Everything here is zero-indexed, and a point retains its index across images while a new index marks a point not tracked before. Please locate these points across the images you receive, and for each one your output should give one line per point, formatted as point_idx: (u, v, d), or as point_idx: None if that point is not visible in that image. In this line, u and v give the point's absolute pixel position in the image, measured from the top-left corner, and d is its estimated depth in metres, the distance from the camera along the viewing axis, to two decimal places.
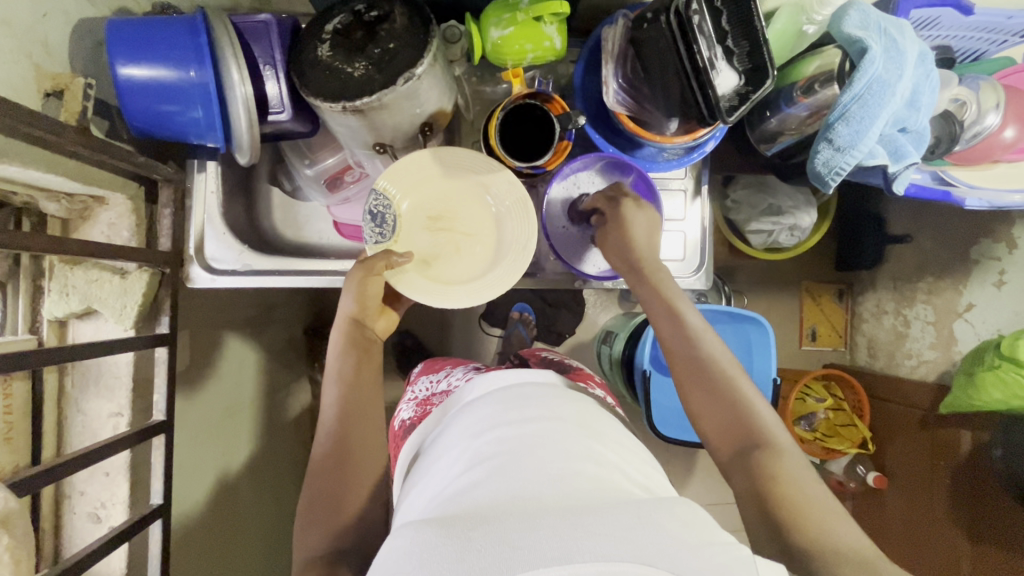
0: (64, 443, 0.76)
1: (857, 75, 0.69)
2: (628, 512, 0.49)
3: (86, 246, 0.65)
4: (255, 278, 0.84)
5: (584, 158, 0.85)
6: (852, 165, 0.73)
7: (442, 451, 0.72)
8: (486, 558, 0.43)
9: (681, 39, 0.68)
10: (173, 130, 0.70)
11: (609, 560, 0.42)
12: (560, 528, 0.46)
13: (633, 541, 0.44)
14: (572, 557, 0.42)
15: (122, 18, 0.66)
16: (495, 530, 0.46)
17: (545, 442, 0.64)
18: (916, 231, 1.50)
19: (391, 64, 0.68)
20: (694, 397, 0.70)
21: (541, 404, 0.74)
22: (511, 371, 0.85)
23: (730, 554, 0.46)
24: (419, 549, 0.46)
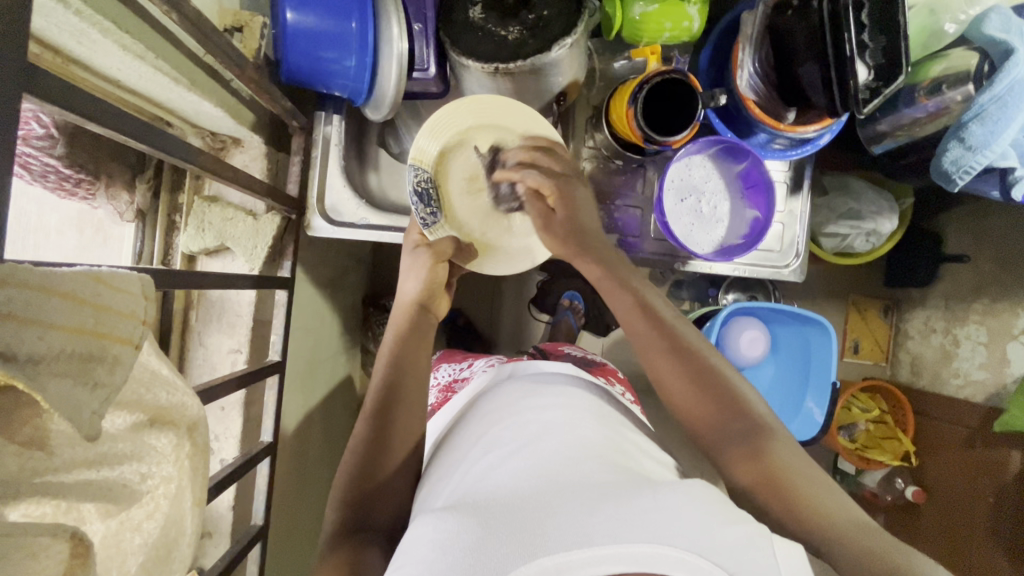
0: (184, 375, 0.79)
1: (998, 76, 0.70)
2: (645, 495, 0.50)
3: (249, 182, 0.67)
4: (372, 233, 0.86)
5: (703, 141, 0.86)
6: (983, 165, 0.75)
7: (463, 434, 0.73)
8: (507, 545, 0.44)
9: (831, 26, 0.70)
10: (325, 78, 0.72)
11: (627, 542, 0.43)
12: (578, 513, 0.47)
13: (656, 523, 0.45)
14: (590, 540, 0.44)
15: None
16: (514, 516, 0.47)
17: (565, 424, 0.64)
18: (975, 251, 1.50)
19: (545, 30, 0.70)
20: (670, 388, 0.70)
21: (560, 392, 0.73)
22: (530, 360, 0.85)
23: (747, 536, 0.47)
24: (442, 535, 0.47)
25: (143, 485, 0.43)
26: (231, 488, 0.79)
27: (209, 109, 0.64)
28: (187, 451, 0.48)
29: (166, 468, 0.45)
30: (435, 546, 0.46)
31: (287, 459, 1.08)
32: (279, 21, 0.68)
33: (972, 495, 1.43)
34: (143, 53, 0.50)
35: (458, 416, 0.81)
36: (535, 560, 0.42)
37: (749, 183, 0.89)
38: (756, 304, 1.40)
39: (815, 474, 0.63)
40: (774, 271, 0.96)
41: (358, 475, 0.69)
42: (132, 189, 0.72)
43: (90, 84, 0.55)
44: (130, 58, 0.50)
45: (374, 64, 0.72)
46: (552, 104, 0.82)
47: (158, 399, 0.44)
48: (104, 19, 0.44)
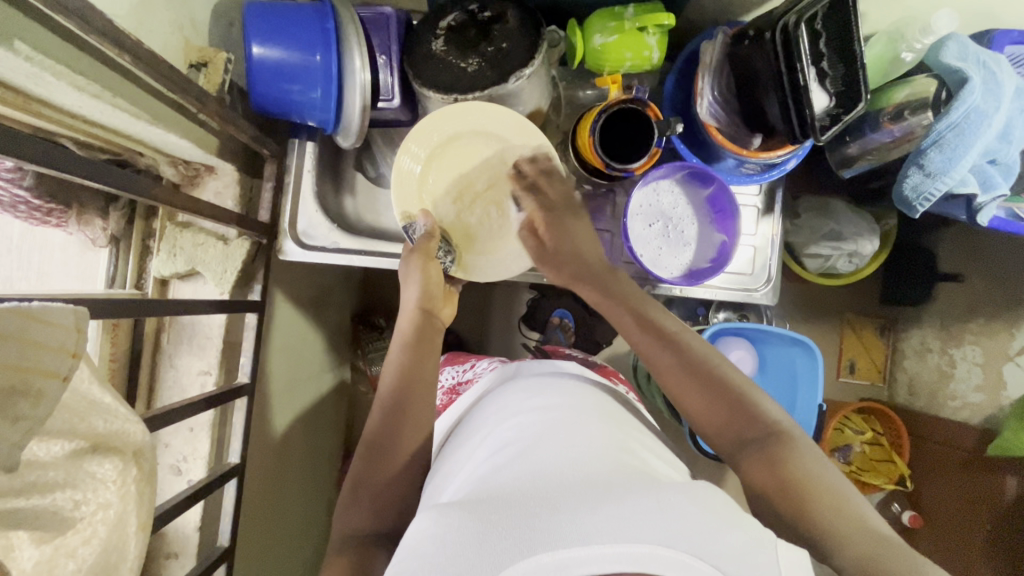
0: (154, 397, 0.80)
1: (955, 104, 0.71)
2: (648, 495, 0.49)
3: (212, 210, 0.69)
4: (343, 256, 0.87)
5: (667, 167, 0.87)
6: (942, 191, 0.75)
7: (469, 434, 0.73)
8: (509, 541, 0.44)
9: (784, 57, 0.71)
10: (292, 109, 0.75)
11: (627, 540, 0.43)
12: (581, 511, 0.46)
13: (655, 522, 0.45)
14: (591, 536, 0.43)
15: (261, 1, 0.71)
16: (517, 512, 0.47)
17: (570, 426, 0.64)
18: (970, 270, 1.49)
19: (503, 63, 0.72)
20: (692, 401, 0.68)
21: (565, 395, 0.73)
22: (535, 363, 0.84)
23: (746, 537, 0.46)
24: (446, 531, 0.47)
25: (77, 512, 0.44)
26: (197, 509, 0.80)
27: (174, 141, 0.66)
28: (134, 477, 0.49)
29: (108, 493, 0.46)
30: (436, 543, 0.47)
31: (265, 478, 1.09)
32: (247, 55, 0.71)
33: (969, 520, 1.39)
34: (101, 93, 0.53)
35: (464, 417, 0.81)
36: (535, 556, 0.42)
37: (717, 208, 0.89)
38: (742, 323, 1.39)
39: (841, 482, 0.59)
40: (747, 294, 0.96)
41: (362, 484, 0.69)
42: (106, 215, 0.74)
43: (55, 120, 0.57)
44: (88, 98, 0.53)
45: (340, 94, 0.74)
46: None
47: (96, 427, 0.46)
48: (57, 63, 0.47)
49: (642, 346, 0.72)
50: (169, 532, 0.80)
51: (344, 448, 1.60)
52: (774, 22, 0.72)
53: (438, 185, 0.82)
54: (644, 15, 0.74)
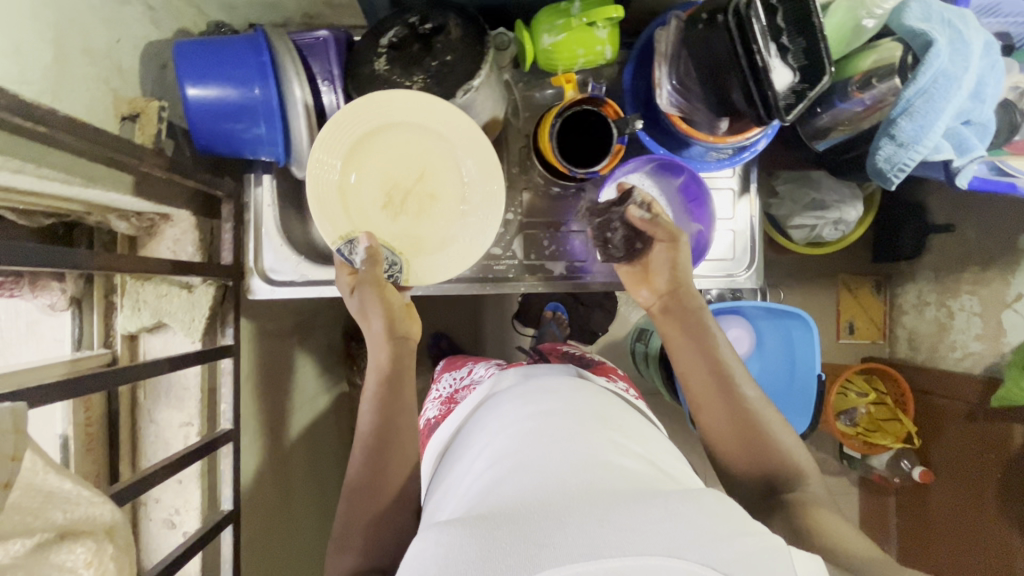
0: (139, 453, 0.79)
1: (921, 68, 0.68)
2: (655, 502, 0.47)
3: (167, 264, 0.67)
4: (314, 288, 0.86)
5: (635, 161, 0.85)
6: (917, 160, 0.72)
7: (468, 445, 0.71)
8: (512, 557, 0.43)
9: (739, 38, 0.68)
10: (238, 146, 0.72)
11: (637, 553, 0.42)
12: (585, 521, 0.45)
13: (666, 532, 0.43)
14: (599, 551, 0.42)
15: (189, 39, 0.68)
16: (523, 527, 0.45)
17: (571, 429, 0.62)
18: (962, 221, 1.45)
19: (449, 76, 0.70)
20: (718, 424, 0.76)
21: (562, 399, 0.70)
22: (535, 367, 0.83)
23: (758, 543, 0.45)
24: (446, 549, 0.45)
25: None
26: (196, 560, 0.80)
27: (116, 197, 0.64)
28: (110, 554, 0.48)
29: None
30: (438, 562, 0.45)
31: (268, 512, 1.08)
32: (183, 99, 0.68)
33: (981, 473, 1.40)
34: (19, 167, 0.51)
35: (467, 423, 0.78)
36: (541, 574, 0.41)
37: (690, 199, 0.87)
38: (734, 301, 1.37)
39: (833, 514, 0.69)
40: (730, 279, 0.95)
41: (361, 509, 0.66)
42: (63, 277, 0.72)
43: None
44: (7, 173, 0.51)
45: (285, 127, 0.71)
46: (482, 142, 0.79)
47: (55, 519, 0.44)
48: None
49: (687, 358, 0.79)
50: None
51: None
52: (725, 4, 0.69)
53: (366, 193, 0.73)
54: (591, 10, 0.71)
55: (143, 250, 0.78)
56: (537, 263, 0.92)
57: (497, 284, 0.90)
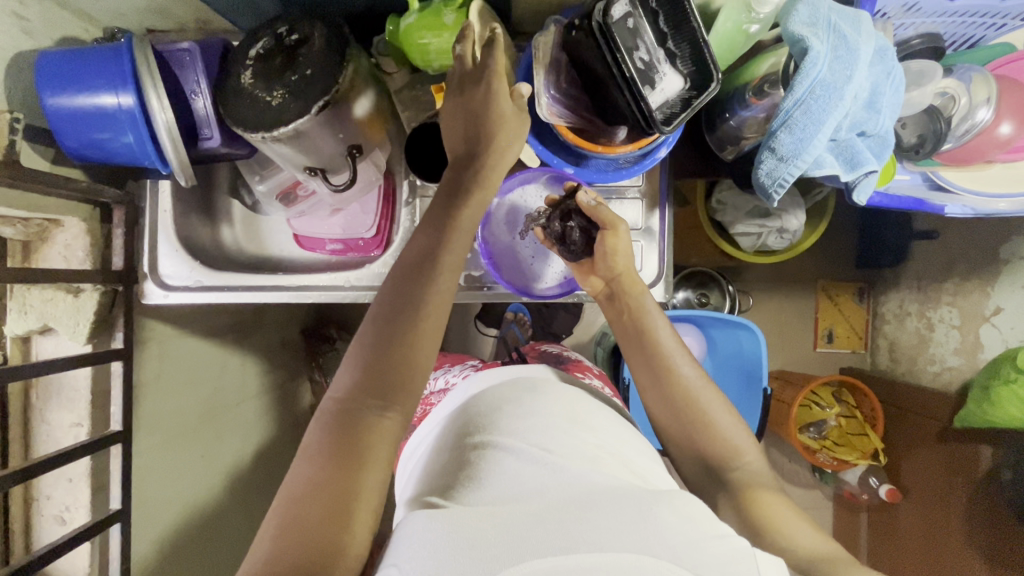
0: (32, 449, 0.82)
1: (799, 77, 0.63)
2: (629, 506, 0.53)
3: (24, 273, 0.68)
4: (207, 294, 0.87)
5: (527, 171, 0.84)
6: (797, 175, 0.67)
7: (446, 431, 0.74)
8: (498, 548, 0.48)
9: (605, 47, 0.65)
10: (111, 154, 0.73)
11: (610, 550, 0.47)
12: (567, 523, 0.50)
13: (639, 535, 0.49)
14: (576, 547, 0.48)
15: (52, 50, 0.69)
16: (510, 527, 0.50)
17: (554, 429, 0.66)
18: (944, 227, 1.40)
19: (308, 89, 0.68)
20: (673, 435, 0.74)
21: (547, 395, 0.73)
22: (506, 367, 0.83)
23: (721, 545, 0.51)
24: (433, 536, 0.49)
25: None
26: (84, 556, 0.82)
27: None
28: None
29: None
30: (426, 548, 0.49)
31: (194, 506, 1.10)
32: (46, 108, 0.69)
33: (948, 495, 1.33)
34: None
35: (443, 415, 0.80)
36: (525, 563, 0.46)
37: None
38: (687, 310, 1.30)
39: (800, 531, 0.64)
40: None
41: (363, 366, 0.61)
42: None
43: None
44: None
45: (153, 136, 0.72)
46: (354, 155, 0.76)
47: None
48: None
49: (647, 366, 0.76)
50: None
51: None
52: (590, 10, 0.66)
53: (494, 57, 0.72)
54: None
55: (34, 255, 0.80)
56: None
57: None
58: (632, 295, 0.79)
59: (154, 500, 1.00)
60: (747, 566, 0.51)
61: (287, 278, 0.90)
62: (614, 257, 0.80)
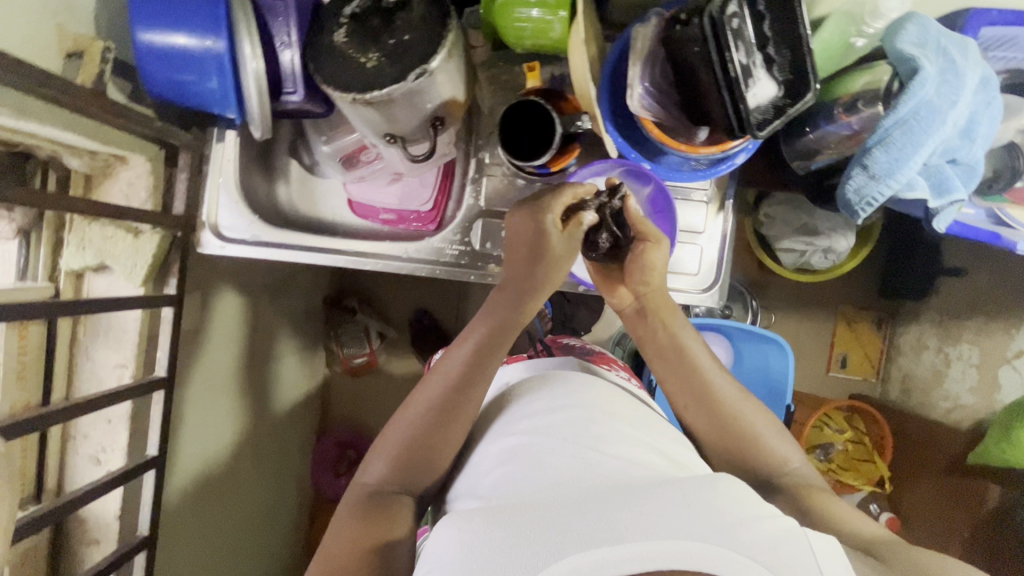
0: (74, 386, 0.81)
1: (903, 96, 0.63)
2: (672, 489, 0.47)
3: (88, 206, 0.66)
4: (261, 250, 0.86)
5: (602, 163, 0.81)
6: (887, 196, 0.67)
7: (480, 446, 0.70)
8: (539, 543, 0.42)
9: (714, 44, 0.64)
10: (192, 98, 0.72)
11: (658, 537, 0.41)
12: (608, 510, 0.45)
13: (687, 517, 0.43)
14: (622, 537, 0.41)
15: None
16: (545, 517, 0.45)
17: (584, 434, 0.62)
18: (974, 266, 1.35)
19: (404, 57, 0.67)
20: (711, 440, 0.74)
21: (580, 403, 0.68)
22: (537, 367, 0.81)
23: (776, 527, 0.45)
24: (469, 538, 0.44)
25: None
26: (116, 498, 0.81)
27: (58, 134, 0.64)
28: None
29: None
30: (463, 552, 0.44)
31: (216, 460, 1.09)
32: (136, 44, 0.67)
33: (952, 530, 1.32)
34: None
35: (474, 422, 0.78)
36: (569, 559, 0.40)
37: (656, 209, 0.83)
38: (721, 321, 1.32)
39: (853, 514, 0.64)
40: (688, 295, 0.91)
41: (419, 433, 0.68)
42: (11, 207, 0.73)
43: None
44: None
45: (238, 84, 0.71)
46: (438, 126, 0.76)
47: None
48: None
49: (682, 377, 0.77)
50: (90, 521, 0.82)
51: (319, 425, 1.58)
52: (703, 6, 0.65)
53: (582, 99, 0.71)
54: None
55: (96, 191, 0.79)
56: (494, 252, 0.88)
57: (446, 269, 0.88)
58: (672, 311, 0.80)
59: (187, 451, 1.00)
60: (809, 549, 0.44)
61: (342, 243, 0.89)
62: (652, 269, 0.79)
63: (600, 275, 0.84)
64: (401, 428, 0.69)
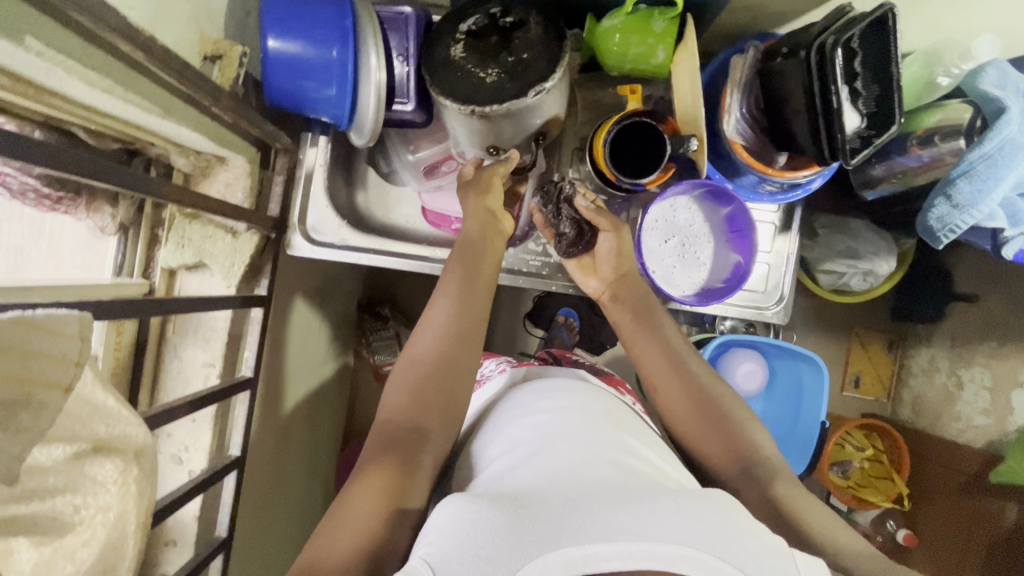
0: (158, 384, 0.81)
1: (989, 134, 0.68)
2: (666, 495, 0.45)
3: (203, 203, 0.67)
4: (350, 254, 0.88)
5: (687, 184, 0.84)
6: (969, 224, 0.72)
7: (479, 434, 0.67)
8: (534, 531, 0.41)
9: (817, 76, 0.69)
10: (304, 105, 0.73)
11: (651, 540, 0.40)
12: (602, 507, 0.43)
13: (675, 521, 0.42)
14: (613, 535, 0.40)
15: None
16: (540, 505, 0.44)
17: (593, 425, 0.59)
18: (986, 291, 1.31)
19: (523, 73, 0.70)
20: (685, 425, 0.73)
21: (581, 397, 0.66)
22: (548, 367, 0.77)
23: (764, 539, 0.43)
24: (468, 518, 0.43)
25: (76, 516, 0.45)
26: (197, 499, 0.80)
27: (187, 134, 0.65)
28: (134, 476, 0.50)
29: (109, 495, 0.47)
30: (462, 532, 0.42)
31: (270, 465, 1.06)
32: (265, 49, 0.70)
33: (965, 551, 1.25)
34: (113, 89, 0.51)
35: (474, 411, 0.76)
36: (559, 551, 0.39)
37: (734, 228, 0.87)
38: (754, 336, 1.25)
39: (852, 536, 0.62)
40: (758, 312, 0.95)
41: (425, 376, 0.66)
42: (116, 203, 0.73)
43: (67, 110, 0.55)
44: (99, 93, 0.51)
45: (354, 93, 0.72)
46: (537, 140, 0.83)
47: (97, 432, 0.46)
48: (67, 57, 0.45)
49: (661, 370, 0.76)
50: (168, 521, 0.81)
51: (344, 432, 1.51)
52: (809, 40, 0.69)
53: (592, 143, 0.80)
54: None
55: (195, 188, 0.79)
56: None
57: (530, 278, 0.92)
58: (647, 304, 0.81)
59: (255, 453, 0.98)
60: (794, 560, 0.42)
61: (426, 248, 0.91)
62: (618, 258, 0.83)
63: (573, 261, 0.86)
64: (401, 384, 0.67)
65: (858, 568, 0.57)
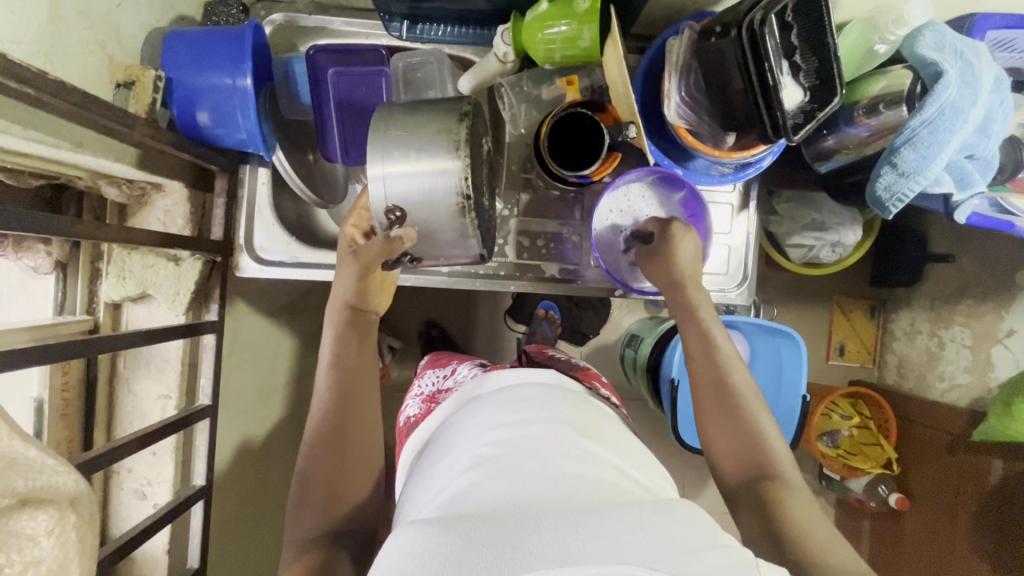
0: (114, 419, 0.80)
1: (929, 99, 0.68)
2: (630, 513, 0.43)
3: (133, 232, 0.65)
4: (300, 270, 0.83)
5: (639, 171, 0.82)
6: (916, 191, 0.72)
7: (446, 442, 0.64)
8: (486, 560, 0.39)
9: (750, 53, 0.67)
10: (219, 141, 0.73)
11: (610, 562, 0.38)
12: (563, 529, 0.41)
13: (636, 541, 0.40)
14: (571, 558, 0.38)
15: (177, 35, 0.69)
16: (497, 528, 0.41)
17: (562, 436, 0.57)
18: (961, 250, 1.29)
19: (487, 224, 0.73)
20: (714, 436, 0.68)
21: (550, 406, 0.63)
22: (512, 371, 0.73)
23: (732, 557, 0.42)
24: (421, 549, 0.41)
25: None
26: (165, 532, 0.80)
27: (107, 164, 0.64)
28: (72, 523, 0.49)
29: (42, 548, 0.46)
30: (412, 561, 0.40)
31: (248, 492, 1.04)
32: (171, 80, 0.69)
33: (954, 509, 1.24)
34: (6, 125, 0.49)
35: (444, 416, 0.73)
36: None
37: (688, 212, 0.86)
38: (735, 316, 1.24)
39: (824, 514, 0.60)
40: (722, 293, 0.94)
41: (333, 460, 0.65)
42: (49, 241, 0.71)
43: None
44: None
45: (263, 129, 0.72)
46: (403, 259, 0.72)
47: (16, 485, 0.45)
48: None
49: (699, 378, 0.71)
50: (139, 556, 0.80)
51: None
52: (739, 18, 0.68)
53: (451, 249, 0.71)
54: None
55: (132, 220, 0.78)
56: (532, 263, 0.90)
57: (488, 281, 0.89)
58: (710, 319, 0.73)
59: (229, 478, 0.97)
60: None
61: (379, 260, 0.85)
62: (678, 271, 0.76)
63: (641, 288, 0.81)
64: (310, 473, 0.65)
65: (824, 544, 0.56)
